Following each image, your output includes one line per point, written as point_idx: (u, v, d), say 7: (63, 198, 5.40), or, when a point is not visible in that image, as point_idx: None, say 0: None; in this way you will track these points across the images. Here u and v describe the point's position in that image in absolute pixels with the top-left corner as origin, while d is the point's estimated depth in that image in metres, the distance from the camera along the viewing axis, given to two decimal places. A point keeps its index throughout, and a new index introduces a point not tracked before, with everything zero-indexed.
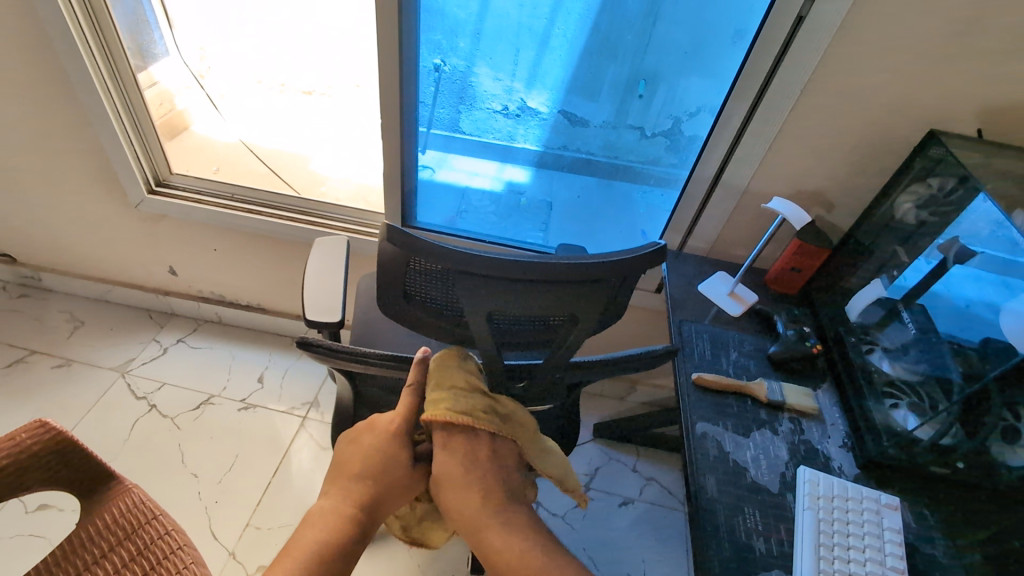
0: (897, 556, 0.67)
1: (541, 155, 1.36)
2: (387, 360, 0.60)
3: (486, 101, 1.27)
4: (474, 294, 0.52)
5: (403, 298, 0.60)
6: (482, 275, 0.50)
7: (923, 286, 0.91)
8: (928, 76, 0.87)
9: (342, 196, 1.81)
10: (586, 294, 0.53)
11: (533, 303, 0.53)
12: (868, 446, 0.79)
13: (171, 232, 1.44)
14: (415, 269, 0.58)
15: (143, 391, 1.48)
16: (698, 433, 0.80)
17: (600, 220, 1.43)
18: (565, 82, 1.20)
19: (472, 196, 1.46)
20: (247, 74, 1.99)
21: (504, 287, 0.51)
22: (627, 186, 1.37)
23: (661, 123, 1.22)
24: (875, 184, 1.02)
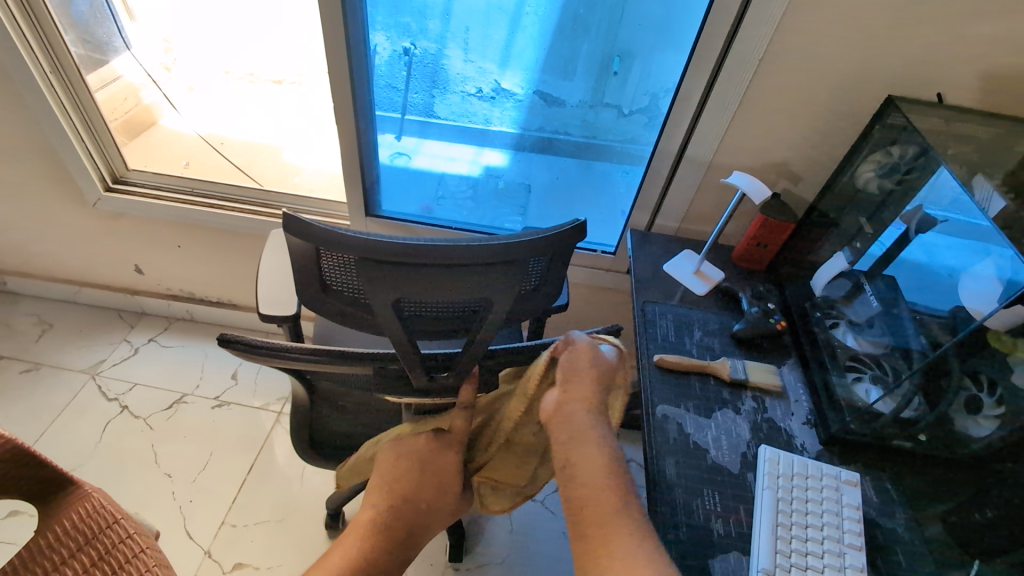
0: (855, 533, 0.66)
1: (519, 138, 1.32)
2: (310, 353, 0.54)
3: (459, 84, 1.23)
4: (379, 289, 0.49)
5: (321, 289, 0.57)
6: (383, 265, 0.47)
7: (889, 258, 0.88)
8: (885, 42, 0.85)
9: (316, 187, 1.80)
10: (504, 284, 0.50)
11: (440, 292, 0.49)
12: (829, 422, 0.78)
13: (133, 230, 1.40)
14: (329, 265, 0.55)
15: (114, 393, 1.46)
16: (659, 416, 0.79)
17: (579, 202, 1.39)
18: (540, 63, 1.17)
19: (449, 181, 1.42)
20: (213, 66, 1.84)
21: (410, 280, 0.48)
22: (605, 165, 1.33)
23: (638, 100, 1.18)
24: (838, 154, 1.00)
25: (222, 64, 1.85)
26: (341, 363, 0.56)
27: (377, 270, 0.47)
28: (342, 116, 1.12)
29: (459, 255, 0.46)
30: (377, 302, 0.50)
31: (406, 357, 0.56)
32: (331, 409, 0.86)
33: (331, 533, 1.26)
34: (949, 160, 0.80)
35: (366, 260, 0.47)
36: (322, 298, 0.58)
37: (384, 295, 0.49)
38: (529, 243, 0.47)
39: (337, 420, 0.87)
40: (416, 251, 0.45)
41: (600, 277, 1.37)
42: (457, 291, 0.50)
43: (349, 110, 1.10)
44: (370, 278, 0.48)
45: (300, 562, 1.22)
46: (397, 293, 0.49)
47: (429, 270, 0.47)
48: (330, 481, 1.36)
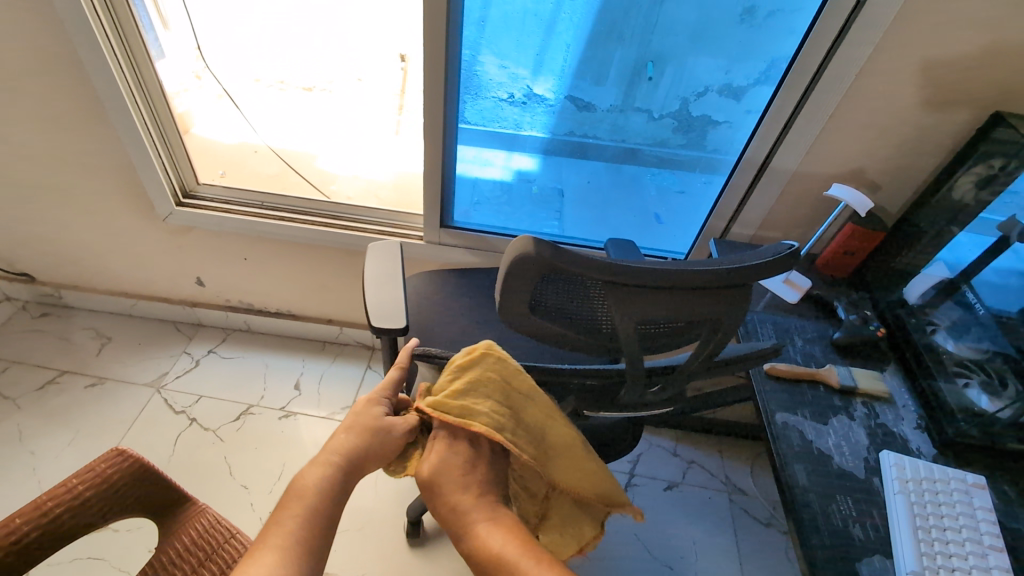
0: (993, 534, 0.69)
1: (548, 142, 1.33)
2: (514, 368, 0.60)
3: (491, 89, 1.20)
4: (630, 312, 0.48)
5: (530, 313, 0.51)
6: (646, 292, 0.46)
7: (980, 264, 0.91)
8: (986, 56, 0.87)
9: (352, 195, 1.80)
10: (734, 304, 0.50)
11: (680, 315, 0.49)
12: (943, 426, 0.81)
13: (200, 243, 1.41)
14: (556, 285, 0.50)
15: (181, 405, 1.46)
16: (779, 423, 0.81)
17: (612, 205, 1.43)
18: (572, 68, 1.17)
19: (483, 186, 1.41)
20: (246, 74, 2.03)
21: (658, 305, 0.47)
22: (637, 169, 1.36)
23: (670, 104, 1.20)
24: (924, 163, 1.02)
25: (254, 72, 2.06)
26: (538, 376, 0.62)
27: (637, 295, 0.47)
28: (429, 130, 1.13)
29: (709, 280, 0.46)
30: (622, 325, 0.49)
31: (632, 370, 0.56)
32: None
33: (411, 541, 1.28)
34: None
35: (621, 286, 0.46)
36: (525, 321, 0.52)
37: (630, 318, 0.48)
38: (768, 262, 0.47)
39: None
40: (673, 277, 0.45)
41: None
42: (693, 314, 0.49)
43: (437, 124, 1.11)
44: (626, 303, 0.47)
45: (383, 570, 1.24)
46: (648, 317, 0.49)
47: (690, 293, 0.47)
48: (400, 490, 1.37)
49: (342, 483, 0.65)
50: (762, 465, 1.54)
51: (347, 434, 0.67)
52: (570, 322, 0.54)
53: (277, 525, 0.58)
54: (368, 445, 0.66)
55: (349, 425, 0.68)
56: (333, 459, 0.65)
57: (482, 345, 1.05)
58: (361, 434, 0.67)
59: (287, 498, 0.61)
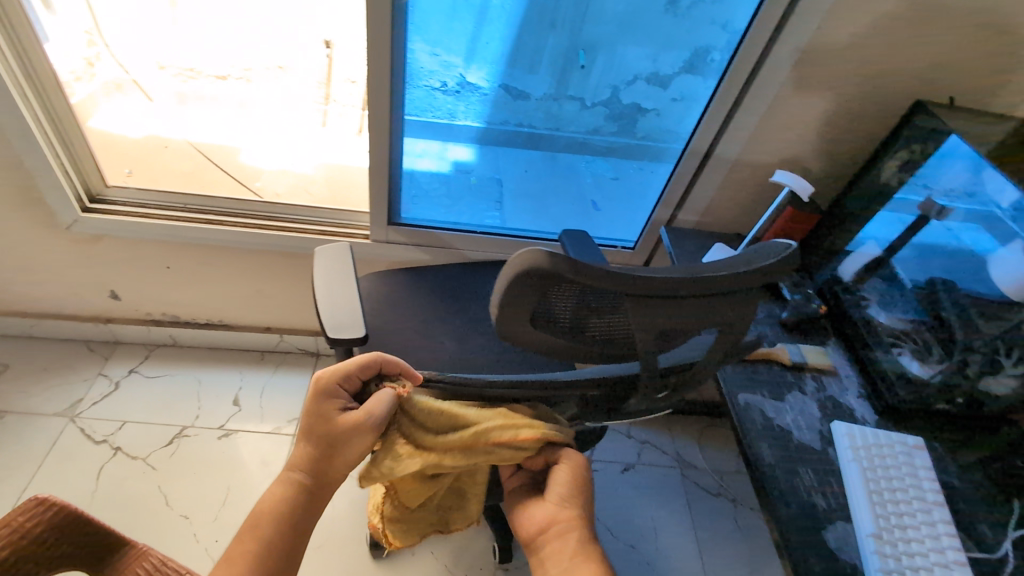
0: (934, 489, 0.76)
1: (484, 131, 1.29)
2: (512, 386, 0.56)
3: (423, 78, 1.14)
4: (642, 325, 0.46)
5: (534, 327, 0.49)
6: (654, 300, 0.44)
7: (902, 241, 1.01)
8: (903, 48, 0.94)
9: (280, 191, 1.67)
10: (746, 309, 0.49)
11: (695, 324, 0.46)
12: (884, 394, 0.88)
13: (114, 252, 1.26)
14: (555, 293, 0.48)
15: (101, 434, 1.31)
16: (742, 403, 0.85)
17: (552, 194, 1.42)
18: (505, 55, 1.14)
19: (419, 178, 1.34)
20: (147, 58, 1.86)
21: (675, 312, 0.45)
22: (571, 158, 1.36)
23: (601, 93, 1.21)
24: (849, 148, 1.10)
25: (156, 57, 1.89)
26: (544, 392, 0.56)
27: (647, 306, 0.44)
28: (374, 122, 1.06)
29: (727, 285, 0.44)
30: (639, 336, 0.47)
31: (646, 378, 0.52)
32: None
33: (375, 553, 1.23)
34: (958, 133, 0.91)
35: (634, 297, 0.44)
36: (524, 332, 0.50)
37: (646, 330, 0.46)
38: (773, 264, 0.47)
39: None
40: (692, 285, 0.43)
41: None
42: (705, 318, 0.48)
43: (382, 117, 1.05)
44: (638, 313, 0.45)
45: None
46: (661, 326, 0.46)
47: (701, 299, 0.45)
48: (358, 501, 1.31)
49: (304, 496, 0.63)
50: (709, 438, 1.62)
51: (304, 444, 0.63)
52: (573, 331, 0.52)
53: (231, 554, 0.57)
54: (325, 454, 0.63)
55: (305, 435, 0.64)
56: (295, 476, 0.63)
57: (443, 347, 1.01)
58: (316, 441, 0.63)
59: (246, 523, 0.61)
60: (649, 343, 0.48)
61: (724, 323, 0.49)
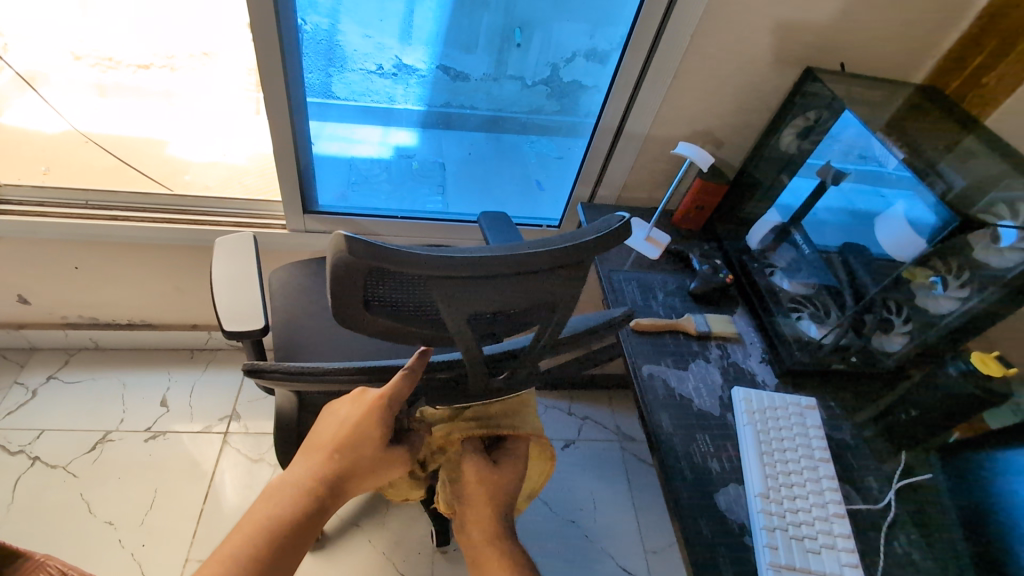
0: (822, 448, 0.79)
1: (426, 116, 1.26)
2: (356, 375, 0.54)
3: (357, 61, 1.12)
4: (454, 306, 0.45)
5: (364, 310, 0.48)
6: (462, 281, 0.43)
7: (807, 208, 1.04)
8: (795, 16, 0.95)
9: (211, 183, 1.57)
10: (571, 284, 0.48)
11: (505, 304, 0.46)
12: (782, 357, 0.91)
13: (14, 254, 1.20)
14: (377, 279, 0.46)
15: (18, 445, 1.26)
16: (646, 375, 0.86)
17: (495, 178, 1.41)
18: (440, 36, 1.11)
19: (359, 165, 1.33)
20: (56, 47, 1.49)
21: (481, 293, 0.45)
22: (515, 137, 1.35)
23: (540, 71, 1.20)
24: (755, 119, 1.11)
25: (70, 44, 1.50)
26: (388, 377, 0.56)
27: (456, 287, 0.43)
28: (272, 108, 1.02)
29: (541, 262, 0.43)
30: (449, 319, 0.46)
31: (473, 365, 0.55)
32: None
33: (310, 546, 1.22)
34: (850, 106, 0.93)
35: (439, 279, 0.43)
36: (356, 319, 0.49)
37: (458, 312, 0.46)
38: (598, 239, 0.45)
39: None
40: (487, 266, 0.42)
41: None
42: (521, 295, 0.47)
43: (280, 103, 1.01)
44: (448, 295, 0.44)
45: None
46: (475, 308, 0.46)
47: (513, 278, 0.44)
48: None
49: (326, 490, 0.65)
50: None
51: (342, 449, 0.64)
52: (410, 317, 0.51)
53: (254, 521, 0.60)
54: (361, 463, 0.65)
55: (342, 449, 0.65)
56: (314, 486, 0.64)
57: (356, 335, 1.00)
58: (352, 460, 0.65)
59: (268, 501, 0.62)
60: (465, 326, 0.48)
61: (541, 299, 0.49)
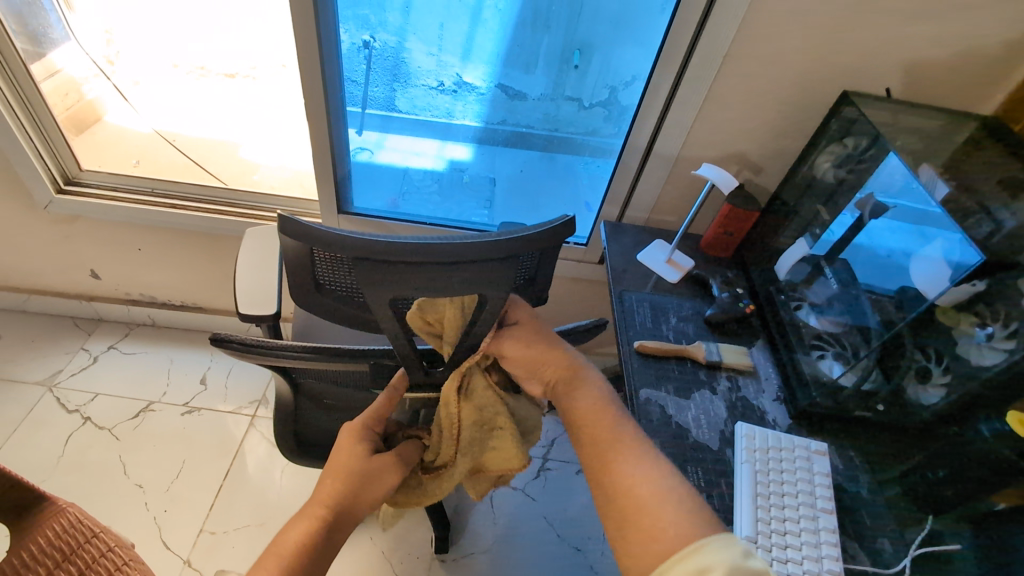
0: (826, 498, 0.73)
1: (482, 132, 1.31)
2: (306, 351, 0.61)
3: (420, 77, 1.20)
4: (377, 287, 0.52)
5: (315, 289, 0.62)
6: (381, 264, 0.50)
7: (845, 241, 0.96)
8: (837, 41, 0.91)
9: (276, 184, 1.56)
10: (501, 277, 0.53)
11: (424, 289, 0.52)
12: (798, 398, 0.84)
13: (89, 232, 1.35)
14: (321, 263, 0.60)
15: (74, 404, 1.40)
16: (642, 399, 0.82)
17: (543, 194, 1.40)
18: (500, 56, 1.16)
19: (414, 175, 1.39)
20: (160, 57, 1.62)
21: (399, 277, 0.51)
22: (569, 158, 1.34)
23: (598, 93, 1.19)
24: (795, 146, 1.06)
25: (170, 55, 1.63)
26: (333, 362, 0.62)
27: (375, 268, 0.50)
28: (313, 112, 1.10)
29: (458, 251, 0.48)
30: (372, 298, 0.53)
31: (403, 352, 0.61)
32: (318, 406, 0.86)
33: None
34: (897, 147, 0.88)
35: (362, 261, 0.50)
36: (311, 297, 0.63)
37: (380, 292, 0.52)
38: (532, 238, 0.51)
39: (325, 418, 0.87)
40: (396, 250, 0.48)
41: (574, 269, 1.37)
42: (446, 286, 0.53)
43: (319, 104, 1.09)
44: (370, 275, 0.51)
45: None
46: (398, 291, 0.53)
47: (430, 266, 0.50)
48: (305, 483, 1.34)
49: (335, 524, 0.63)
50: None
51: (339, 475, 0.65)
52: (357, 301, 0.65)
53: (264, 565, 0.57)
54: (361, 485, 0.65)
55: (337, 471, 0.65)
56: (320, 513, 0.63)
57: None
58: (350, 477, 0.65)
59: (270, 552, 0.59)
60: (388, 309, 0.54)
61: (467, 290, 0.54)
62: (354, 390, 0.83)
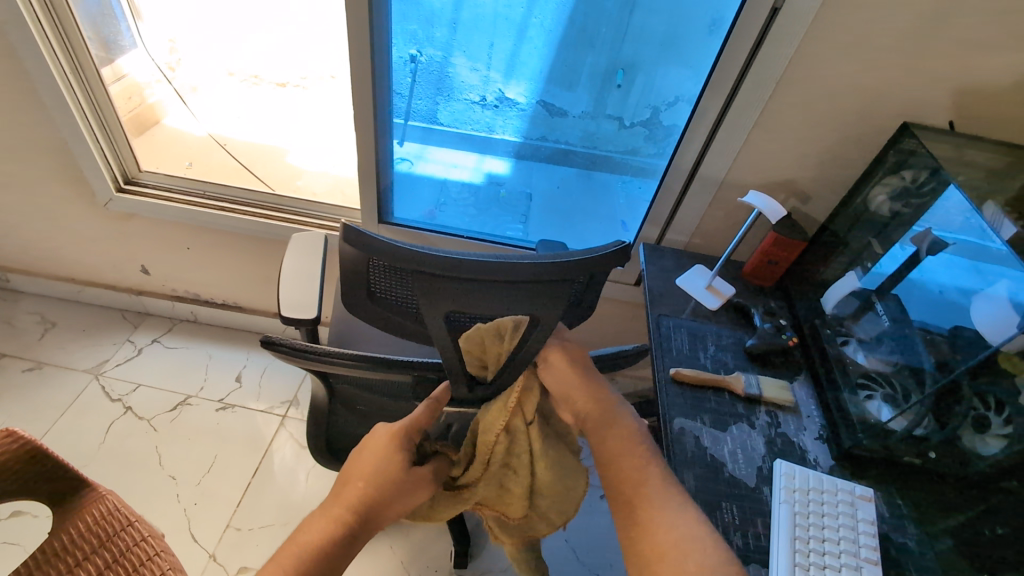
0: (871, 547, 0.69)
1: (520, 147, 1.32)
2: (353, 359, 0.61)
3: (463, 92, 1.22)
4: (431, 298, 0.53)
5: (367, 297, 0.63)
6: (439, 278, 0.50)
7: (899, 276, 0.92)
8: (897, 71, 0.88)
9: (320, 190, 1.60)
10: (553, 298, 0.53)
11: (479, 303, 0.53)
12: (843, 439, 0.80)
13: (142, 230, 1.41)
14: (377, 271, 0.60)
15: (118, 393, 1.45)
16: (676, 429, 0.80)
17: (581, 212, 1.39)
18: (544, 73, 1.16)
19: (452, 188, 1.41)
20: (216, 66, 1.71)
21: (455, 291, 0.52)
22: (608, 176, 1.33)
23: (640, 113, 1.18)
24: (847, 175, 1.03)
25: (226, 63, 1.72)
26: (378, 372, 0.63)
27: (433, 282, 0.51)
28: (360, 122, 1.13)
29: (518, 270, 0.49)
30: (426, 309, 0.54)
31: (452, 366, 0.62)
32: (350, 413, 0.87)
33: None
34: (959, 181, 0.84)
35: (419, 273, 0.50)
36: (362, 304, 0.64)
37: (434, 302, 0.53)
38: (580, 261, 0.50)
39: (355, 425, 0.88)
40: (456, 265, 0.48)
41: (608, 289, 1.35)
42: (499, 303, 0.53)
43: (367, 116, 1.12)
44: (426, 288, 0.52)
45: None
46: (451, 305, 0.53)
47: (485, 283, 0.50)
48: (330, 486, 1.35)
49: (356, 530, 0.61)
50: None
51: (369, 481, 0.63)
52: (407, 312, 0.65)
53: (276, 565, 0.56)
54: (390, 496, 0.64)
55: (368, 475, 0.64)
56: (343, 515, 0.61)
57: None
58: (381, 486, 0.64)
59: (287, 549, 0.58)
60: (439, 322, 0.55)
61: (517, 309, 0.54)
62: (386, 399, 0.83)
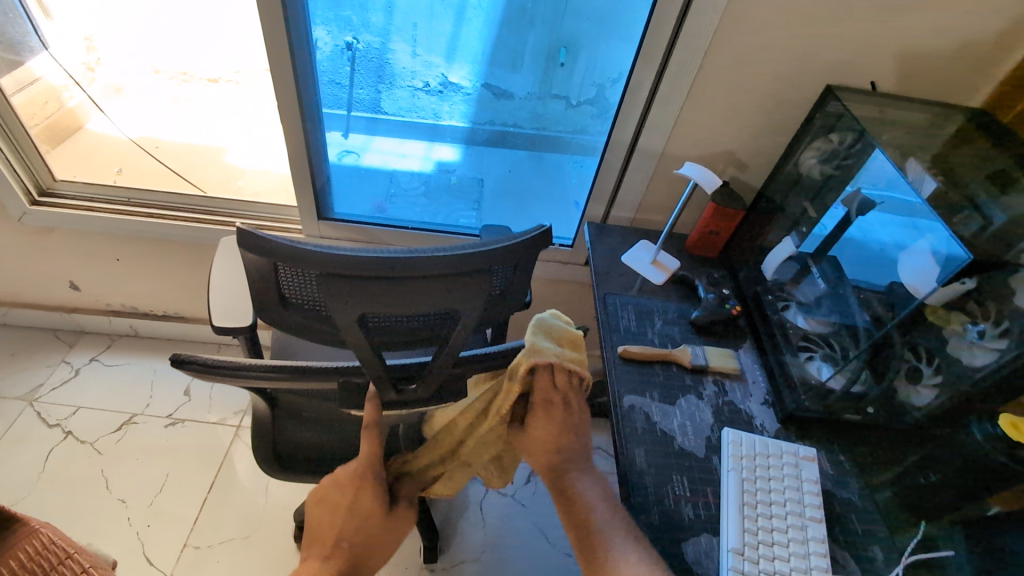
0: (815, 506, 0.71)
1: (471, 132, 1.28)
2: (269, 371, 0.58)
3: (406, 79, 1.17)
4: (340, 304, 0.50)
5: (280, 303, 0.60)
6: (346, 279, 0.48)
7: (835, 238, 0.94)
8: (821, 34, 0.88)
9: (259, 190, 1.53)
10: (476, 293, 0.52)
11: (391, 304, 0.50)
12: (786, 401, 0.82)
13: (65, 244, 1.32)
14: (287, 276, 0.57)
15: (56, 418, 1.37)
16: (625, 406, 0.80)
17: (531, 195, 1.37)
18: (486, 56, 1.13)
19: (401, 178, 1.37)
20: (139, 62, 1.57)
21: (365, 294, 0.50)
22: (557, 156, 1.31)
23: (585, 91, 1.16)
24: (781, 141, 1.04)
25: (150, 59, 1.57)
26: (301, 380, 0.59)
27: (343, 285, 0.49)
28: (288, 115, 1.08)
29: (426, 264, 0.47)
30: (338, 315, 0.51)
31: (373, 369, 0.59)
32: (293, 419, 0.84)
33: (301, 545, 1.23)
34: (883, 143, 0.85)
35: (325, 275, 0.48)
36: (277, 312, 0.61)
37: (344, 307, 0.50)
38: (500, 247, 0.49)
39: (301, 431, 0.85)
40: (361, 262, 0.46)
41: (560, 270, 1.35)
42: (412, 303, 0.51)
43: (294, 107, 1.06)
44: (336, 292, 0.49)
45: None
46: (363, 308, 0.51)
47: (395, 280, 0.49)
48: (292, 492, 1.32)
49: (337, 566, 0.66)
50: None
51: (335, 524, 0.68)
52: (323, 317, 0.62)
53: None
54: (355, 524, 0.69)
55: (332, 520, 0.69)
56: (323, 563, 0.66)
57: None
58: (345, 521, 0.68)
59: None
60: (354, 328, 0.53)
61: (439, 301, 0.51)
62: (329, 402, 0.80)
